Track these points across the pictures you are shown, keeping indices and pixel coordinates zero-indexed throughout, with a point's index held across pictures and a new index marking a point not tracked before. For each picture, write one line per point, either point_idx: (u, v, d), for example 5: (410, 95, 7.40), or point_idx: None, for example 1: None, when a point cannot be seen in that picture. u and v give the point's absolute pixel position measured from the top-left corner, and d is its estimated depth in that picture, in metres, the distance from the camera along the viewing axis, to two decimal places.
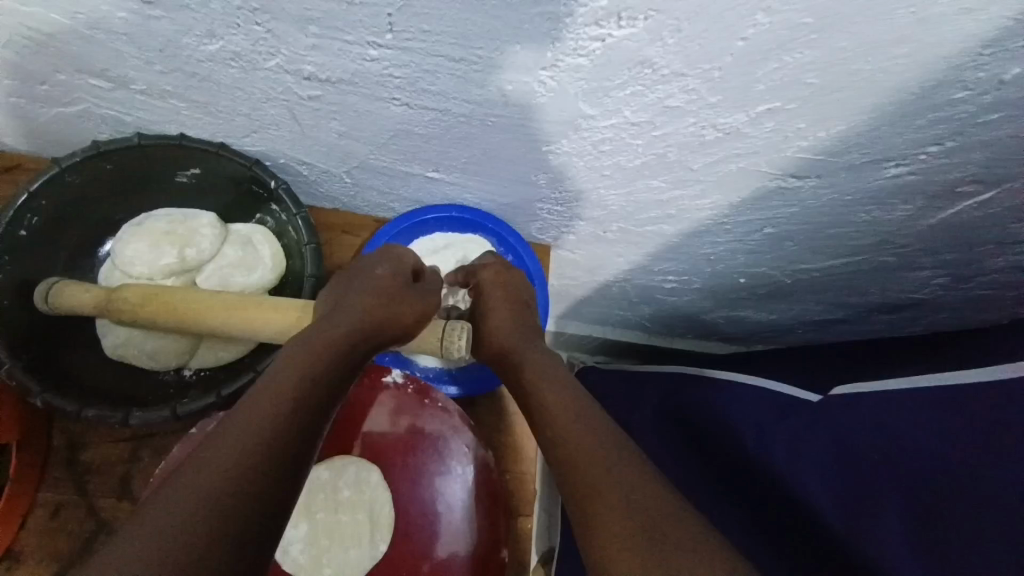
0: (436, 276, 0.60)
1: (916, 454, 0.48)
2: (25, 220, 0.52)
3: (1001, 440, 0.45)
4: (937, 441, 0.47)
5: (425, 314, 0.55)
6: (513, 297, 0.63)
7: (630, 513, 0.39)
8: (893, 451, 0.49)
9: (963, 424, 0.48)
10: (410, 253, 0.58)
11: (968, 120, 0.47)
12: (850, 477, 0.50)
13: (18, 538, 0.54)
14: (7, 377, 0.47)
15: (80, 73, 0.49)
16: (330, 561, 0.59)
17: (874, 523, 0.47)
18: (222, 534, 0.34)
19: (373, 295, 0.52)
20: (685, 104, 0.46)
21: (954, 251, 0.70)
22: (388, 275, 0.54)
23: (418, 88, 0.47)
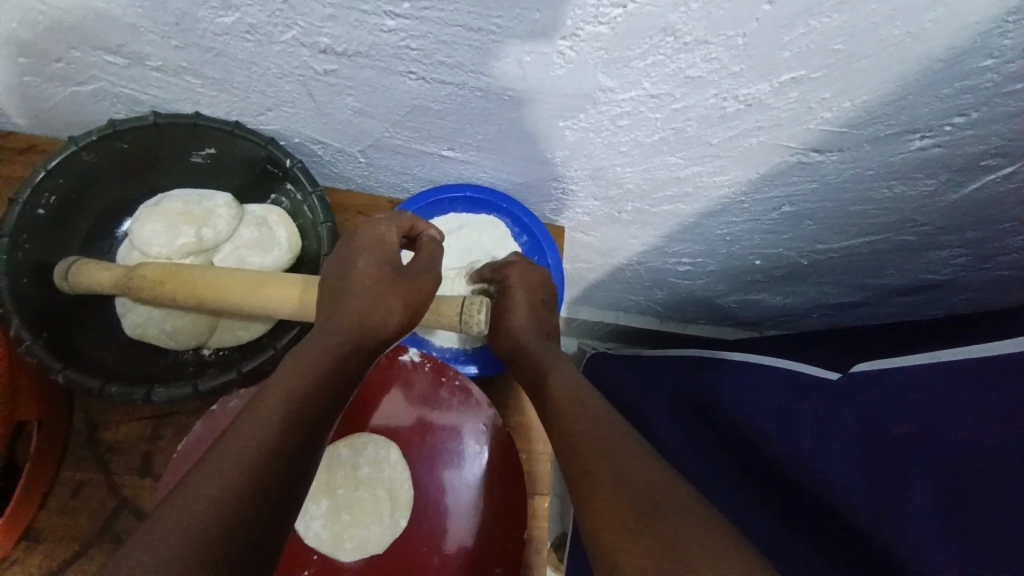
0: (434, 241, 0.56)
1: (946, 428, 0.46)
2: (42, 199, 0.52)
3: None
4: (967, 418, 0.46)
5: (421, 296, 0.52)
6: (530, 295, 0.64)
7: (641, 503, 0.38)
8: (924, 426, 0.47)
9: (991, 399, 0.46)
10: (405, 219, 0.54)
11: (995, 89, 0.46)
12: (875, 455, 0.49)
13: (38, 518, 0.53)
14: (26, 354, 0.47)
15: (95, 50, 0.48)
16: (352, 536, 0.60)
17: (900, 507, 0.45)
18: (225, 539, 0.33)
19: (366, 288, 0.49)
20: (707, 74, 0.46)
21: (976, 229, 0.69)
22: (375, 261, 0.50)
23: (435, 61, 0.46)
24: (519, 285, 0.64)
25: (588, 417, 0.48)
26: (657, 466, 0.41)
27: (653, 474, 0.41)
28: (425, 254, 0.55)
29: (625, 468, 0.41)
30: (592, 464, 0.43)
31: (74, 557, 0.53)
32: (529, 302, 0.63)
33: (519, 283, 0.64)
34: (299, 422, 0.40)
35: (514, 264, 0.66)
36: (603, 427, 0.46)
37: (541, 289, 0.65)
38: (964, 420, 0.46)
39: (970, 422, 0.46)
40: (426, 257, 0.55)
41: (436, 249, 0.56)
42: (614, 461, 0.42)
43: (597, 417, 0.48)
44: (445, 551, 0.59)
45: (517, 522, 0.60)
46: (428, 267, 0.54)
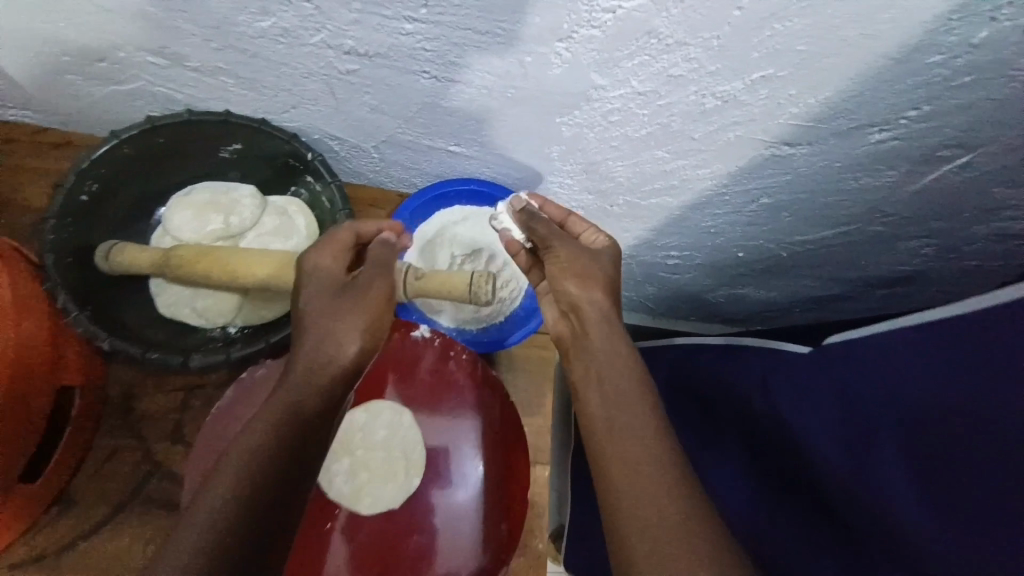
0: (385, 243, 0.53)
1: (916, 389, 0.52)
2: (86, 185, 0.56)
3: (986, 369, 0.48)
4: (934, 381, 0.50)
5: (375, 305, 0.50)
6: (596, 278, 0.53)
7: (669, 515, 0.41)
8: (895, 389, 0.53)
9: (955, 358, 0.50)
10: (343, 234, 0.52)
11: (942, 85, 0.52)
12: (849, 419, 0.56)
13: (74, 482, 0.57)
14: (74, 323, 0.51)
15: (139, 51, 0.54)
16: (370, 492, 0.65)
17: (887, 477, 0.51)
18: (228, 541, 0.41)
19: (316, 321, 0.48)
20: (687, 73, 0.52)
21: (939, 219, 0.75)
22: (317, 288, 0.50)
23: (446, 61, 0.52)
24: (584, 254, 0.54)
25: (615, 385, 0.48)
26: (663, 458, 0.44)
27: (644, 476, 0.43)
28: (377, 258, 0.52)
29: (643, 466, 0.44)
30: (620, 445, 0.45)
31: (107, 519, 0.56)
32: (593, 283, 0.53)
33: (585, 252, 0.55)
34: (300, 432, 0.45)
35: (599, 236, 0.57)
36: (630, 409, 0.47)
37: (611, 273, 0.54)
38: (933, 381, 0.50)
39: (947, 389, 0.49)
40: (376, 261, 0.52)
41: (386, 252, 0.52)
42: (637, 454, 0.44)
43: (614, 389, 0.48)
44: (444, 509, 0.65)
45: (512, 484, 0.65)
46: (377, 275, 0.51)
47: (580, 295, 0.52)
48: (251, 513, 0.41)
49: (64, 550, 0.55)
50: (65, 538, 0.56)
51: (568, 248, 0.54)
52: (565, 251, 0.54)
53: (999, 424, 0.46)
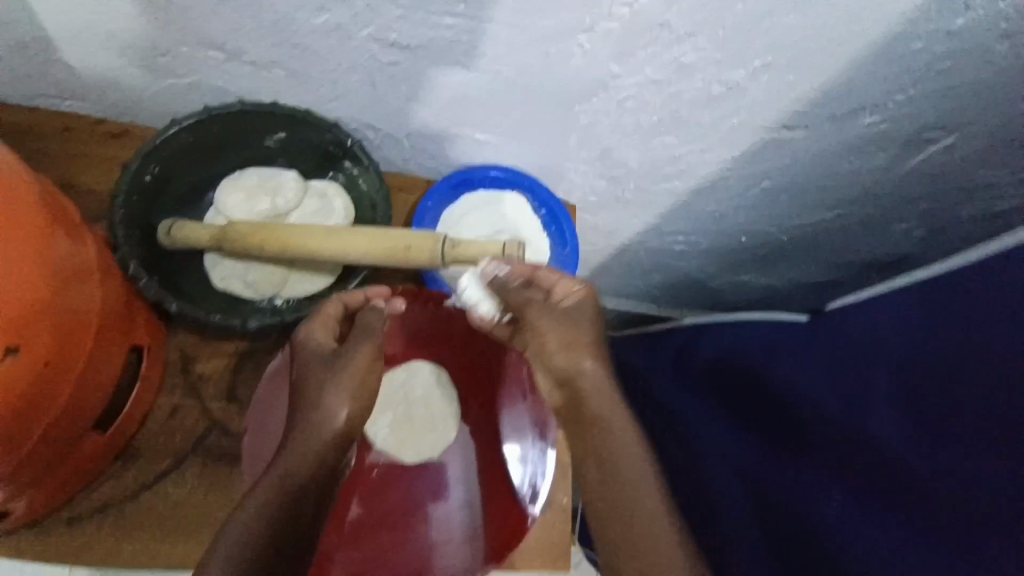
0: (370, 313, 0.61)
1: (900, 343, 0.67)
2: (148, 167, 0.62)
3: (959, 319, 0.63)
4: (915, 333, 0.66)
5: (354, 376, 0.58)
6: (582, 345, 0.58)
7: (639, 526, 0.52)
8: (881, 342, 0.68)
9: (929, 318, 0.65)
10: (331, 309, 0.60)
11: (924, 69, 0.59)
12: (845, 372, 0.69)
13: (137, 437, 0.62)
14: (144, 290, 0.57)
15: (200, 46, 0.59)
16: (411, 443, 0.73)
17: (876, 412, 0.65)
18: (271, 551, 0.50)
19: (312, 386, 0.57)
20: (695, 62, 0.58)
21: (928, 200, 0.81)
22: (308, 362, 0.58)
23: (479, 53, 0.58)
24: (558, 318, 0.59)
25: (601, 410, 0.57)
26: (642, 470, 0.54)
27: (628, 492, 0.53)
28: (359, 332, 0.59)
29: (624, 483, 0.54)
30: (604, 465, 0.55)
31: (169, 470, 0.61)
32: (560, 347, 0.59)
33: (558, 315, 0.59)
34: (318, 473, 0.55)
35: (570, 292, 0.59)
36: (612, 424, 0.56)
37: (591, 329, 0.59)
38: (911, 335, 0.66)
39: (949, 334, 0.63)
40: (361, 328, 0.60)
41: (372, 315, 0.61)
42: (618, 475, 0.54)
43: (601, 398, 0.57)
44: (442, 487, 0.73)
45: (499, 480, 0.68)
46: (360, 345, 0.59)
47: (571, 365, 0.58)
48: (287, 530, 0.51)
49: (128, 499, 0.60)
50: (129, 488, 0.61)
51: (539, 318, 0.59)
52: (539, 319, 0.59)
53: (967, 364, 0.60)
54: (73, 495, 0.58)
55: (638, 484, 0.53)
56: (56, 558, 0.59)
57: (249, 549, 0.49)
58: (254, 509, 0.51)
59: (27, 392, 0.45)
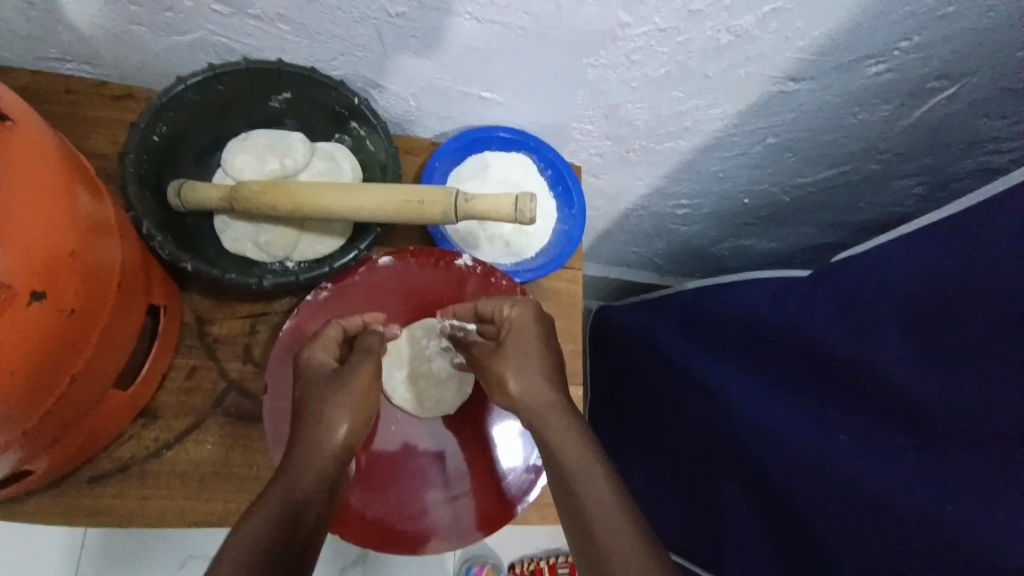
0: (370, 337, 0.62)
1: (903, 273, 0.65)
2: (157, 126, 0.61)
3: (969, 244, 0.60)
4: (919, 263, 0.63)
5: (359, 390, 0.58)
6: (531, 366, 0.60)
7: (599, 520, 0.51)
8: (884, 275, 0.67)
9: (934, 245, 0.63)
10: (331, 331, 0.62)
11: (930, 14, 0.59)
12: (849, 311, 0.69)
13: (155, 398, 0.61)
14: (159, 248, 0.56)
15: (206, 0, 0.58)
16: (429, 397, 0.72)
17: (877, 342, 0.64)
18: (276, 552, 0.46)
19: (314, 404, 0.56)
20: (705, 8, 0.57)
21: (929, 154, 0.82)
22: (306, 387, 0.58)
23: (488, 2, 0.58)
24: (511, 343, 0.62)
25: (551, 424, 0.57)
26: (593, 473, 0.53)
27: (577, 496, 0.53)
28: (359, 355, 0.60)
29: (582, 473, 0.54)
30: (565, 476, 0.54)
31: (188, 430, 0.61)
32: (519, 369, 0.60)
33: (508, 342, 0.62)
34: (319, 480, 0.52)
35: (511, 313, 0.64)
36: (557, 437, 0.56)
37: (537, 345, 0.62)
38: (914, 265, 0.64)
39: (949, 267, 0.60)
40: (363, 350, 0.61)
41: (371, 338, 0.62)
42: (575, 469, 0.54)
43: (551, 416, 0.58)
44: (425, 470, 0.69)
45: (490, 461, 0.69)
46: (366, 359, 0.60)
47: (526, 388, 0.59)
48: (291, 538, 0.48)
49: (148, 459, 0.60)
50: (149, 448, 0.60)
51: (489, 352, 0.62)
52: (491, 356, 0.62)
53: (979, 288, 0.58)
54: (94, 455, 0.58)
55: (589, 488, 0.53)
56: (76, 518, 0.58)
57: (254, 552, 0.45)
58: (255, 516, 0.48)
59: (59, 340, 0.45)
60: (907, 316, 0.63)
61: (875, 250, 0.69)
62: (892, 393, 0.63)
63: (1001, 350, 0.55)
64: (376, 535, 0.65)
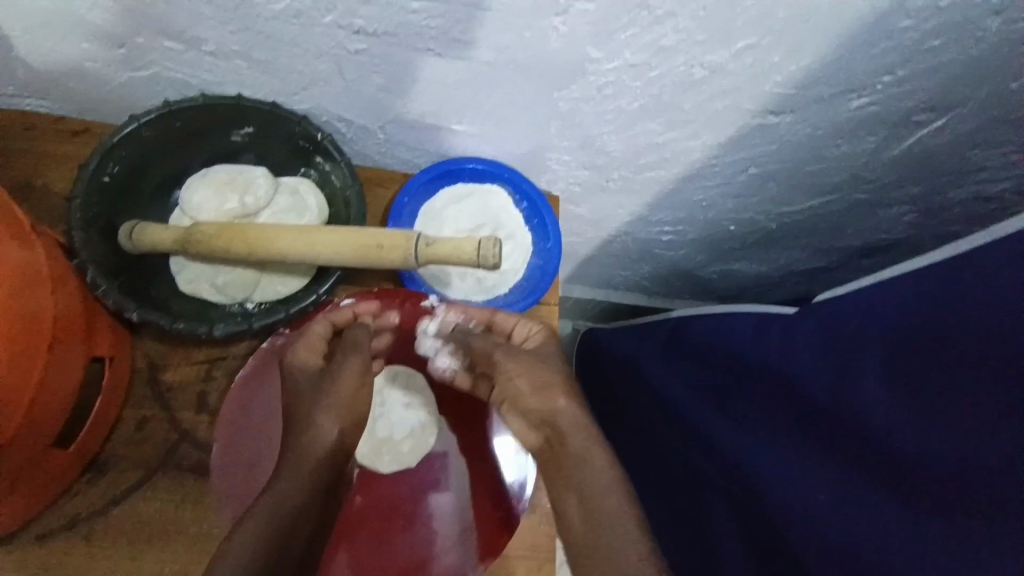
0: (357, 333, 0.61)
1: (885, 314, 0.62)
2: (108, 166, 0.59)
3: (960, 285, 0.57)
4: (900, 304, 0.61)
5: (349, 396, 0.57)
6: (552, 381, 0.59)
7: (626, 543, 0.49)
8: (866, 314, 0.64)
9: (919, 284, 0.60)
10: (318, 328, 0.62)
11: (914, 47, 0.56)
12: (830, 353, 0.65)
13: (105, 449, 0.59)
14: (103, 297, 0.54)
15: (158, 36, 0.56)
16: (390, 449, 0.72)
17: (856, 387, 0.61)
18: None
19: (301, 409, 0.56)
20: (677, 43, 0.55)
21: (918, 184, 0.80)
22: (296, 382, 0.58)
23: (450, 38, 0.55)
24: (533, 358, 0.61)
25: (586, 451, 0.54)
26: (619, 496, 0.52)
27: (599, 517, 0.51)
28: (344, 354, 0.59)
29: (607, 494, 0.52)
30: (587, 500, 0.52)
31: (137, 484, 0.59)
32: (531, 382, 0.59)
33: (534, 356, 0.61)
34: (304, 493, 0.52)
35: (536, 332, 0.65)
36: (583, 454, 0.54)
37: (558, 364, 0.62)
38: (896, 308, 0.61)
39: (934, 311, 0.57)
40: (349, 344, 0.60)
41: (359, 331, 0.62)
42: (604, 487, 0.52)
43: (584, 440, 0.55)
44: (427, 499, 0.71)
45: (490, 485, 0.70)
46: (352, 355, 0.59)
47: (546, 404, 0.57)
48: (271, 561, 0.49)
49: (97, 514, 0.58)
50: (98, 503, 0.58)
51: (513, 362, 0.60)
52: (506, 358, 0.60)
53: (958, 331, 0.55)
54: (41, 512, 0.56)
55: (615, 509, 0.51)
56: None
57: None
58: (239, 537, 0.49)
59: None
60: (889, 361, 0.60)
61: (857, 292, 0.67)
62: (868, 442, 0.59)
63: (974, 405, 0.53)
64: (369, 565, 0.67)
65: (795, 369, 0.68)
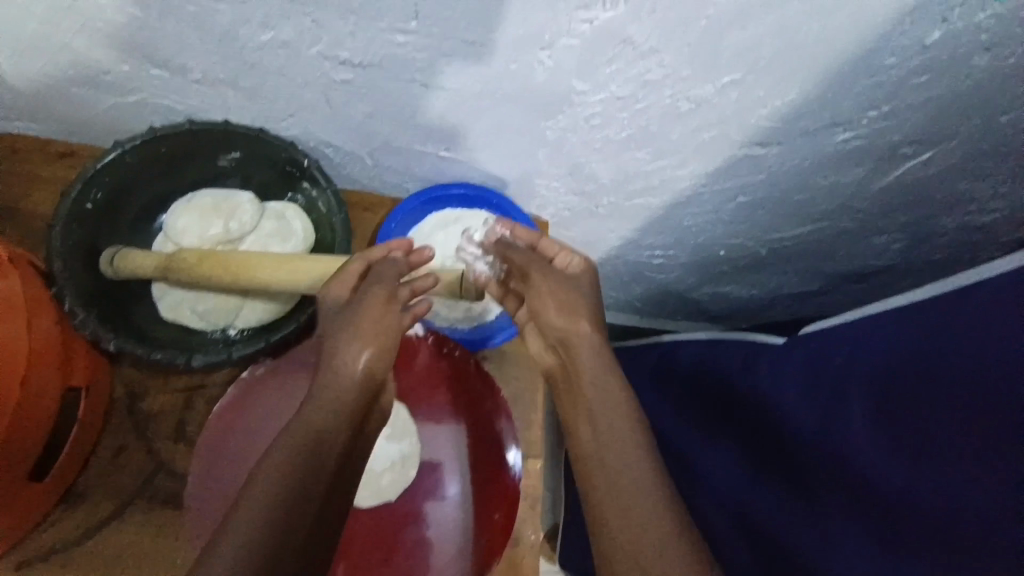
0: (387, 271, 0.58)
1: (874, 355, 0.59)
2: (91, 193, 0.59)
3: (947, 326, 0.54)
4: (887, 345, 0.58)
5: (385, 338, 0.56)
6: (580, 308, 0.61)
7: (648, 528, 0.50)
8: (855, 352, 0.61)
9: (907, 324, 0.57)
10: (352, 268, 0.57)
11: (899, 84, 0.56)
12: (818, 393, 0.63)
13: (80, 478, 0.61)
14: (80, 327, 0.55)
15: (144, 64, 0.56)
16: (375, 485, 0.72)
17: (846, 428, 0.59)
18: (288, 537, 0.50)
19: (329, 343, 0.55)
20: (662, 78, 0.55)
21: (906, 213, 0.80)
22: (331, 311, 0.56)
23: (436, 70, 0.55)
24: (567, 284, 0.62)
25: (615, 426, 0.56)
26: (644, 483, 0.53)
27: (625, 498, 0.52)
28: (378, 291, 0.56)
29: (630, 478, 0.53)
30: (611, 476, 0.54)
31: (111, 515, 0.60)
32: (557, 309, 0.61)
33: (568, 282, 0.62)
34: (325, 454, 0.53)
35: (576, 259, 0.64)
36: (614, 427, 0.56)
37: (592, 297, 0.62)
38: (884, 347, 0.58)
39: (918, 352, 0.55)
40: (377, 278, 0.57)
41: (390, 270, 0.58)
42: (631, 468, 0.54)
43: (615, 415, 0.56)
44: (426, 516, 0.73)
45: (488, 501, 0.73)
46: (381, 289, 0.56)
47: (569, 324, 0.60)
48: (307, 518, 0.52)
49: (73, 545, 0.59)
50: (73, 533, 0.59)
51: (544, 282, 0.62)
52: (543, 282, 0.62)
53: (948, 373, 0.52)
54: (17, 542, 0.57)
55: (638, 495, 0.52)
56: None
57: (255, 544, 0.48)
58: (254, 506, 0.49)
59: None
60: (877, 404, 0.57)
61: (841, 327, 0.65)
62: (848, 481, 0.58)
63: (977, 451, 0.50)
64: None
65: (784, 404, 0.65)
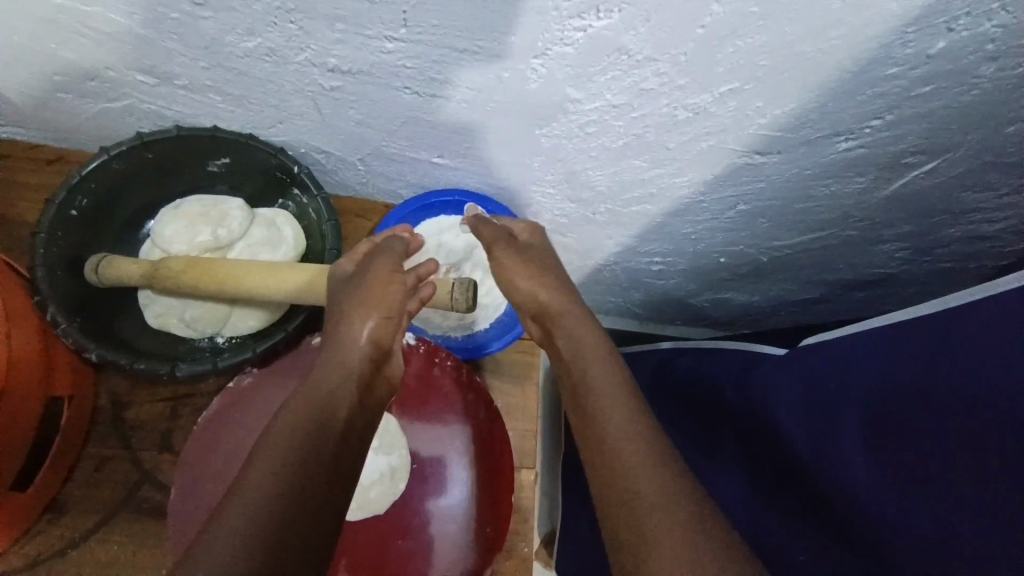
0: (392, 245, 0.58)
1: (871, 374, 0.55)
2: (76, 199, 0.58)
3: (946, 345, 0.51)
4: (884, 363, 0.54)
5: (389, 305, 0.55)
6: (543, 272, 0.63)
7: (655, 481, 0.46)
8: (847, 367, 0.57)
9: (907, 343, 0.53)
10: (359, 247, 0.59)
11: (903, 94, 0.55)
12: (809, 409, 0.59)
13: (64, 489, 0.62)
14: (63, 335, 0.54)
15: (130, 70, 0.55)
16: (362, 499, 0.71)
17: (836, 448, 0.55)
18: (301, 500, 0.45)
19: (336, 314, 0.54)
20: (658, 86, 0.54)
21: (910, 222, 0.78)
22: (336, 287, 0.56)
23: (427, 77, 0.54)
24: (532, 254, 0.64)
25: (605, 387, 0.54)
26: (639, 438, 0.49)
27: (619, 454, 0.49)
28: (384, 262, 0.56)
29: (627, 433, 0.50)
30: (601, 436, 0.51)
31: (97, 524, 0.62)
32: (529, 278, 0.62)
33: (527, 249, 0.65)
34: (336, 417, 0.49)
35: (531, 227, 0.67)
36: (602, 388, 0.54)
37: (549, 253, 0.66)
38: (882, 365, 0.55)
39: (917, 374, 0.51)
40: (377, 252, 0.58)
41: (397, 244, 0.59)
42: (627, 424, 0.51)
43: (608, 377, 0.55)
44: (420, 529, 0.71)
45: (485, 510, 0.72)
46: (386, 263, 0.56)
47: (534, 292, 0.62)
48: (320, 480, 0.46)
49: (55, 556, 0.61)
50: (61, 541, 0.61)
51: (508, 252, 0.64)
52: (511, 254, 0.64)
53: (948, 396, 0.49)
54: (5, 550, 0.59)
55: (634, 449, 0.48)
56: None
57: (264, 507, 0.43)
58: (262, 470, 0.45)
59: None
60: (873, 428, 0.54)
61: (834, 344, 0.60)
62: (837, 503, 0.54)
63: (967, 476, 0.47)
64: None
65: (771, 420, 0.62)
